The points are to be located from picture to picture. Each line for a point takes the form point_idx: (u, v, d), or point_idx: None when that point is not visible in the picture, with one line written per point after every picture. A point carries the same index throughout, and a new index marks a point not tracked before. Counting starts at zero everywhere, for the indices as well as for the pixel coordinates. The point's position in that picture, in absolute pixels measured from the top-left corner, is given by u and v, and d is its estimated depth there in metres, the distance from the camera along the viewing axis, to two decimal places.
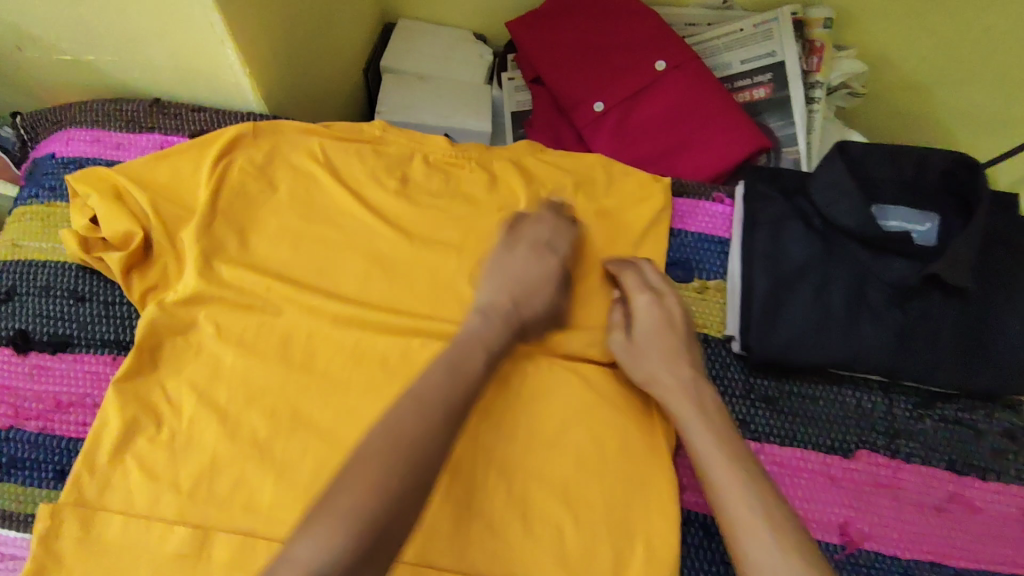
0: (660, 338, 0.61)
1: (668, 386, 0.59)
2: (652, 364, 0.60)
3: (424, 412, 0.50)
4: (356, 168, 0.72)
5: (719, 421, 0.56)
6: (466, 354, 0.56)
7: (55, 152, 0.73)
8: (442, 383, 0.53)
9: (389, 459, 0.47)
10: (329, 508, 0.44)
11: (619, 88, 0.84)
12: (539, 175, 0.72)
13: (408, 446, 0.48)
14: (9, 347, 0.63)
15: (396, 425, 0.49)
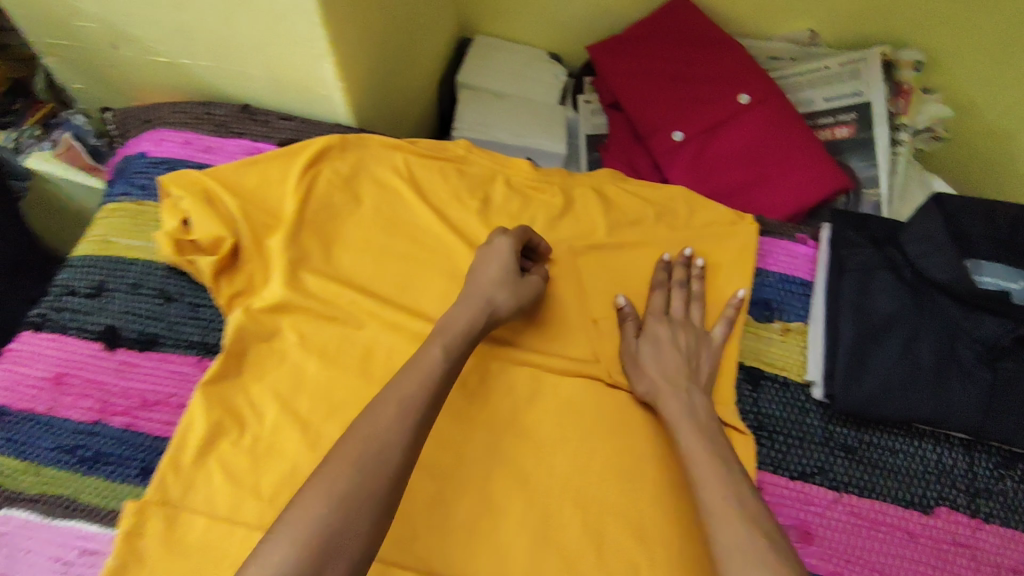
0: (663, 341, 0.63)
1: (665, 393, 0.60)
2: (651, 366, 0.62)
3: (390, 422, 0.49)
4: (440, 186, 0.73)
5: (710, 427, 0.57)
6: (420, 351, 0.55)
7: (146, 151, 0.74)
8: (411, 386, 0.52)
9: (355, 471, 0.46)
10: (287, 522, 0.43)
11: (699, 118, 0.84)
12: (620, 204, 0.72)
13: (370, 458, 0.47)
14: (96, 341, 0.64)
15: (360, 435, 0.48)
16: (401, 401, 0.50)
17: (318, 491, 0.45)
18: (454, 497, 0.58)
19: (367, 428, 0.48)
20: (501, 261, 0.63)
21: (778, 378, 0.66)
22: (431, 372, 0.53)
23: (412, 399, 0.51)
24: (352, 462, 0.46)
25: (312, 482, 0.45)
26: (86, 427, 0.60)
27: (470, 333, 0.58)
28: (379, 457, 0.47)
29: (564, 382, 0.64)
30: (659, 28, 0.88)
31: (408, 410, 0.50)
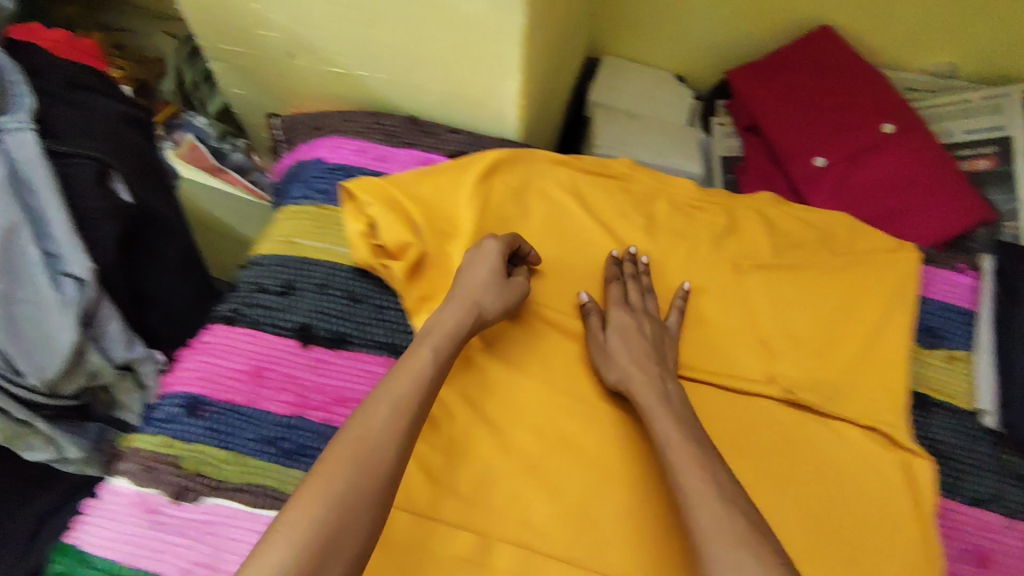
0: (631, 334, 0.64)
1: (633, 379, 0.61)
2: (623, 360, 0.63)
3: (376, 423, 0.50)
4: (606, 201, 0.75)
5: (687, 420, 0.58)
6: (409, 354, 0.56)
7: (323, 157, 0.77)
8: (409, 388, 0.53)
9: (376, 473, 0.47)
10: (289, 520, 0.45)
11: (842, 145, 0.86)
12: (783, 226, 0.74)
13: (364, 457, 0.48)
14: (290, 338, 0.67)
15: (356, 436, 0.49)
16: (395, 401, 0.52)
17: (314, 493, 0.46)
18: (645, 507, 0.59)
19: (347, 430, 0.50)
20: (494, 264, 0.64)
21: (945, 404, 0.67)
22: (420, 372, 0.55)
23: (394, 399, 0.52)
24: (351, 464, 0.48)
25: (306, 485, 0.47)
26: (287, 420, 0.63)
27: (455, 333, 0.59)
28: (374, 456, 0.49)
29: (739, 399, 0.66)
30: (804, 55, 0.91)
31: (402, 410, 0.51)
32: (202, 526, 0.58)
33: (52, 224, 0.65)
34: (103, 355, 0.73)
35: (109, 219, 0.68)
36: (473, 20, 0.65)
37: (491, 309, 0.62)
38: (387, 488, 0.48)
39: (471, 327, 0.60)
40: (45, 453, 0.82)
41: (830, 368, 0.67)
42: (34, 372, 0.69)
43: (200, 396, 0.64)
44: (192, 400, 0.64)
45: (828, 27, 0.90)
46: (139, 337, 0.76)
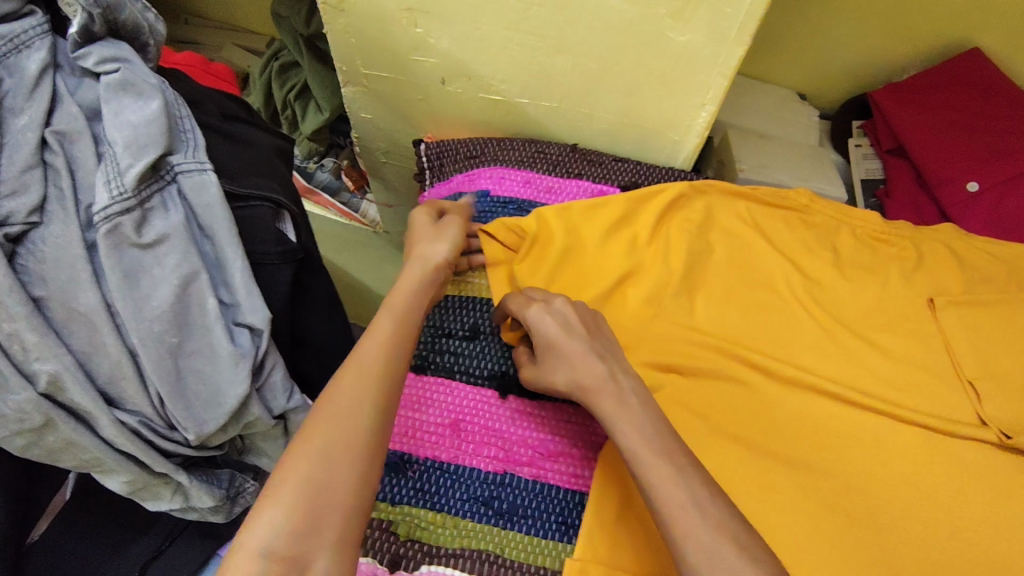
0: (555, 334, 0.58)
1: (583, 384, 0.55)
2: (574, 362, 0.56)
3: (353, 384, 0.50)
4: (788, 235, 0.72)
5: (640, 407, 0.53)
6: (380, 326, 0.56)
7: (489, 190, 0.74)
8: (377, 347, 0.53)
9: (326, 428, 0.48)
10: (277, 484, 0.46)
11: (995, 171, 0.83)
12: (970, 260, 0.72)
13: (344, 415, 0.49)
14: (487, 388, 0.63)
15: (329, 401, 0.49)
16: (367, 362, 0.52)
17: (297, 455, 0.47)
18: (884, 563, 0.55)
19: (325, 394, 0.50)
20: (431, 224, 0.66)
21: None
22: (393, 338, 0.55)
23: (378, 360, 0.53)
24: (322, 424, 0.48)
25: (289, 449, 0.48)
26: (496, 478, 0.59)
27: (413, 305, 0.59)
28: (350, 414, 0.49)
29: (957, 443, 0.63)
30: (950, 76, 0.90)
31: (375, 369, 0.52)
32: None
33: (230, 274, 0.60)
34: (263, 407, 0.67)
35: (286, 264, 0.64)
36: (679, 53, 0.62)
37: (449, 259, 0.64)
38: (368, 443, 0.49)
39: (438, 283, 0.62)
40: (169, 504, 0.75)
41: None
42: (193, 429, 0.63)
43: (403, 453, 0.60)
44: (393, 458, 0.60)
45: (976, 48, 0.90)
46: (297, 387, 0.70)
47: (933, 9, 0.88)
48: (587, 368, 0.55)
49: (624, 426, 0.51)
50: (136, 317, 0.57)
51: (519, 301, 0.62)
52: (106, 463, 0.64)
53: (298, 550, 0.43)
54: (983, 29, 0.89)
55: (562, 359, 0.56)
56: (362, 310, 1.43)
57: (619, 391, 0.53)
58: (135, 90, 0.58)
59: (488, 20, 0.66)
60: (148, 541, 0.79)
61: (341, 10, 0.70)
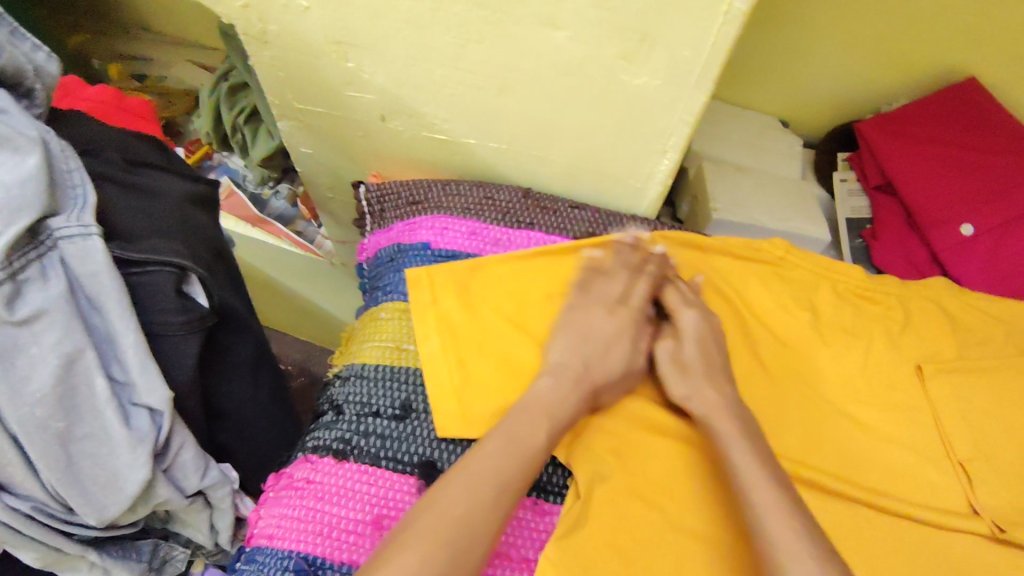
0: (705, 348, 0.58)
1: (704, 396, 0.55)
2: (696, 376, 0.56)
3: (460, 499, 0.46)
4: (759, 292, 0.65)
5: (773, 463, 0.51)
6: (529, 422, 0.52)
7: (429, 243, 0.66)
8: (493, 465, 0.49)
9: (439, 541, 0.44)
10: None
11: (994, 213, 0.77)
12: (964, 319, 0.65)
13: (456, 531, 0.45)
14: (413, 477, 0.56)
15: (442, 509, 0.45)
16: (488, 478, 0.48)
17: (387, 575, 0.42)
18: None
19: (423, 508, 0.46)
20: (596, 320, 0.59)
21: None
22: (531, 447, 0.51)
23: (489, 483, 0.48)
24: (419, 543, 0.43)
25: (379, 561, 0.43)
26: None
27: (624, 346, 0.58)
28: (464, 533, 0.45)
29: (944, 538, 0.56)
30: (943, 107, 0.83)
31: (482, 489, 0.47)
32: None
33: (124, 351, 0.53)
34: (173, 488, 0.60)
35: (192, 335, 0.56)
36: (638, 97, 0.54)
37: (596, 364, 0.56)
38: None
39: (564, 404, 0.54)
40: None
41: None
42: (94, 513, 0.57)
43: (314, 556, 0.53)
44: (307, 565, 0.52)
45: (972, 78, 0.83)
46: (213, 463, 0.63)
47: (926, 33, 0.81)
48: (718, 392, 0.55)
49: (772, 515, 0.46)
50: (12, 405, 0.49)
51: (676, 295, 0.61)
52: (5, 544, 0.58)
53: None
54: (981, 56, 0.82)
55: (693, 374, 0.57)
56: (328, 339, 1.35)
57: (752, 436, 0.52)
58: (11, 144, 0.51)
59: (425, 57, 0.58)
60: None
61: (264, 42, 0.63)
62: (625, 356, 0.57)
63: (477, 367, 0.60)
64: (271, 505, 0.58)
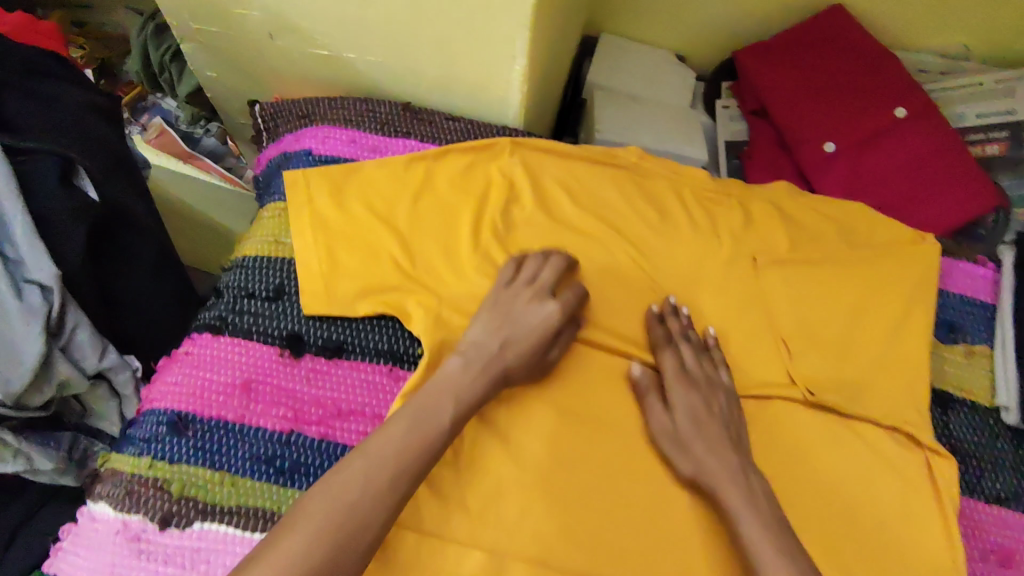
0: (701, 413, 0.59)
1: (712, 470, 0.56)
2: (681, 422, 0.58)
3: (356, 484, 0.46)
4: (613, 193, 0.71)
5: (761, 501, 0.54)
6: (434, 401, 0.52)
7: (311, 149, 0.71)
8: (391, 452, 0.48)
9: (347, 509, 0.45)
10: (276, 548, 0.42)
11: (854, 131, 0.83)
12: (801, 217, 0.72)
13: (368, 497, 0.46)
14: (280, 348, 0.62)
15: (356, 471, 0.46)
16: (405, 445, 0.49)
17: (273, 556, 0.41)
18: (665, 515, 0.57)
19: (319, 489, 0.46)
20: (541, 326, 0.59)
21: (965, 402, 0.65)
22: (440, 420, 0.51)
23: (388, 468, 0.47)
24: (307, 526, 0.43)
25: (270, 541, 0.43)
26: (283, 437, 0.58)
27: (546, 338, 0.59)
28: (375, 499, 0.46)
29: (761, 400, 0.63)
30: (812, 36, 0.88)
31: (381, 476, 0.47)
32: (193, 554, 0.54)
33: (12, 227, 0.59)
34: (74, 366, 0.66)
35: (77, 219, 0.62)
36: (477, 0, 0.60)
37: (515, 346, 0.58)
38: (353, 563, 0.43)
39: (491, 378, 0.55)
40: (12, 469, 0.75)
41: (853, 368, 0.64)
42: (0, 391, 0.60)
43: (186, 411, 0.59)
44: (179, 419, 0.58)
45: (836, 5, 0.88)
46: (112, 346, 0.69)
47: None
48: (717, 456, 0.56)
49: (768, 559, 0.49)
50: None
51: (669, 365, 0.62)
52: None
53: None
54: None
55: (682, 451, 0.58)
56: None
57: (747, 485, 0.55)
58: None
59: None
60: None
61: None
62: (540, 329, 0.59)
63: (347, 254, 0.65)
64: (168, 374, 0.62)
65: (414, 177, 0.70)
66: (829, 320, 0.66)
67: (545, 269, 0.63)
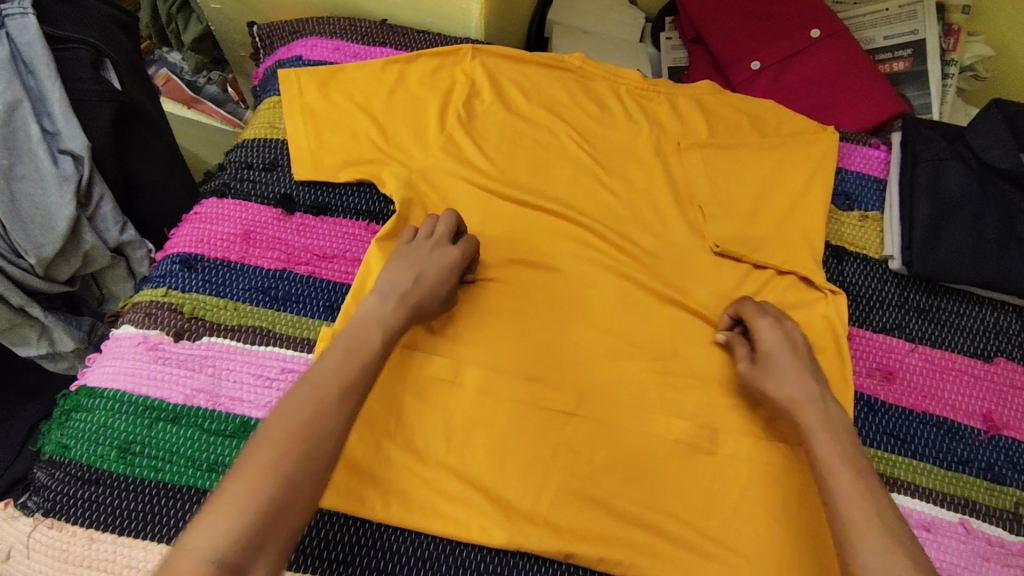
0: (781, 352, 0.64)
1: (805, 404, 0.60)
2: (790, 377, 0.62)
3: (307, 404, 0.52)
4: (559, 91, 0.83)
5: (839, 423, 0.59)
6: (363, 334, 0.58)
7: (301, 55, 0.84)
8: (334, 377, 0.54)
9: (294, 443, 0.50)
10: (231, 491, 0.47)
11: (776, 50, 0.95)
12: (721, 111, 0.84)
13: (311, 432, 0.51)
14: (274, 207, 0.74)
15: (300, 402, 0.52)
16: (339, 376, 0.54)
17: (247, 474, 0.48)
18: (596, 336, 0.69)
19: (276, 414, 0.52)
20: (445, 272, 0.65)
21: (859, 254, 0.77)
22: (368, 346, 0.57)
23: (332, 390, 0.53)
24: (271, 446, 0.49)
25: (225, 485, 0.48)
26: (277, 273, 0.70)
27: (448, 284, 0.65)
28: (318, 433, 0.51)
29: (682, 252, 0.75)
30: None
31: (328, 397, 0.53)
32: (202, 359, 0.65)
33: (52, 103, 0.71)
34: (97, 236, 0.79)
35: (105, 102, 0.75)
36: None
37: (427, 293, 0.63)
38: (320, 472, 0.50)
39: (399, 317, 0.60)
40: (38, 350, 0.85)
41: (759, 227, 0.76)
42: (34, 253, 0.73)
43: (194, 255, 0.70)
44: (189, 258, 0.70)
45: None
46: (129, 222, 0.82)
47: None
48: (794, 384, 0.62)
49: (846, 489, 0.54)
50: None
51: (753, 308, 0.68)
52: None
53: (242, 559, 0.45)
54: None
55: (776, 373, 0.63)
56: None
57: (827, 411, 0.60)
58: None
59: None
60: (37, 407, 0.93)
61: None
62: (450, 277, 0.65)
63: (330, 134, 0.77)
64: (184, 232, 0.72)
65: (387, 74, 0.81)
66: (741, 189, 0.78)
67: (440, 219, 0.68)
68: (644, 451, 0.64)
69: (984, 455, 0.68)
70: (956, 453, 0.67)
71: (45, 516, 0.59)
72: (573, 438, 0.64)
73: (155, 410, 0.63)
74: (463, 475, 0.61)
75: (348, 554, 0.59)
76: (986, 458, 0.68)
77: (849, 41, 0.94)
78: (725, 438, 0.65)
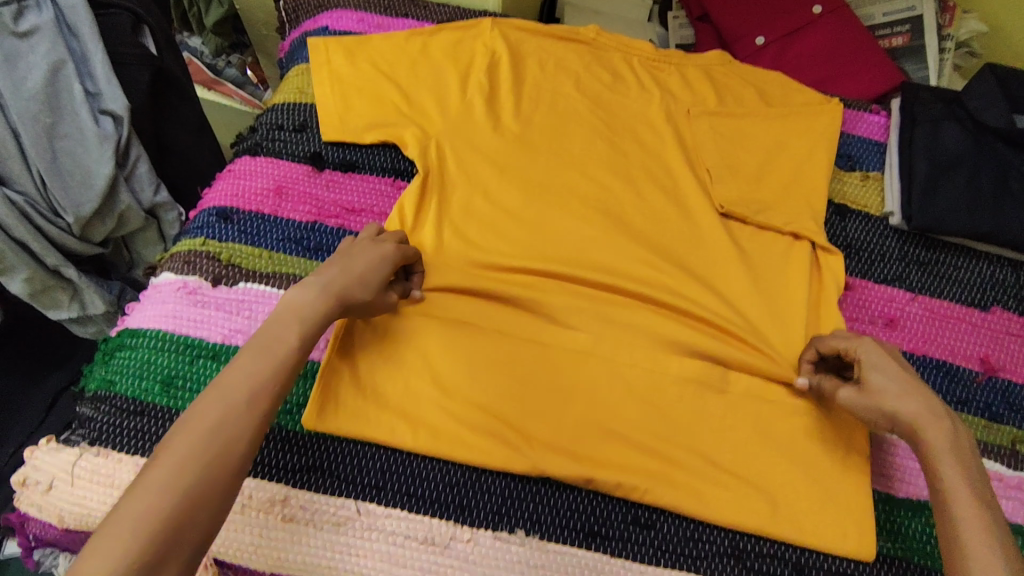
0: (891, 366, 0.60)
1: (933, 421, 0.56)
2: (909, 394, 0.58)
3: (213, 410, 0.50)
4: (574, 60, 0.87)
5: (963, 440, 0.56)
6: (280, 329, 0.55)
7: (327, 26, 0.88)
8: (242, 383, 0.52)
9: (201, 457, 0.48)
10: (124, 514, 0.45)
11: (779, 26, 1.00)
12: (729, 80, 0.88)
13: (217, 445, 0.49)
14: (304, 165, 0.78)
15: (206, 413, 0.49)
16: (249, 382, 0.52)
17: (143, 494, 0.45)
18: (612, 285, 0.73)
19: (183, 421, 0.49)
20: (378, 262, 0.63)
21: (860, 212, 0.81)
22: (287, 345, 0.55)
23: (239, 397, 0.51)
24: (176, 456, 0.47)
25: (118, 507, 0.45)
26: (309, 224, 0.74)
27: (379, 276, 0.63)
28: (223, 442, 0.49)
29: (694, 209, 0.78)
30: None
31: (236, 404, 0.51)
32: (239, 303, 0.68)
33: (94, 65, 0.75)
34: (132, 196, 0.82)
35: (144, 66, 0.79)
36: None
37: (355, 283, 0.60)
38: (230, 484, 0.49)
39: (319, 309, 0.57)
40: (69, 313, 0.88)
41: (765, 186, 0.80)
42: (73, 210, 0.76)
43: (229, 210, 0.74)
44: (224, 211, 0.73)
45: None
46: (163, 185, 0.85)
47: None
48: (911, 400, 0.58)
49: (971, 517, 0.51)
50: (14, 91, 0.70)
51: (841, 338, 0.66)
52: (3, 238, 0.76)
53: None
54: None
55: (885, 391, 0.59)
56: None
57: (954, 429, 0.56)
58: None
59: None
60: (64, 372, 0.95)
61: None
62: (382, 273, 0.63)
63: (356, 96, 0.81)
64: (216, 194, 0.76)
65: (411, 42, 0.85)
66: (748, 151, 0.82)
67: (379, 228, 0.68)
68: (660, 389, 0.67)
69: (982, 396, 0.71)
70: (956, 394, 0.71)
71: (92, 445, 0.62)
72: (592, 375, 0.67)
73: (196, 348, 0.66)
74: (488, 409, 0.64)
75: (381, 479, 0.62)
76: (984, 399, 0.71)
77: (849, 16, 0.99)
78: (736, 377, 0.68)
